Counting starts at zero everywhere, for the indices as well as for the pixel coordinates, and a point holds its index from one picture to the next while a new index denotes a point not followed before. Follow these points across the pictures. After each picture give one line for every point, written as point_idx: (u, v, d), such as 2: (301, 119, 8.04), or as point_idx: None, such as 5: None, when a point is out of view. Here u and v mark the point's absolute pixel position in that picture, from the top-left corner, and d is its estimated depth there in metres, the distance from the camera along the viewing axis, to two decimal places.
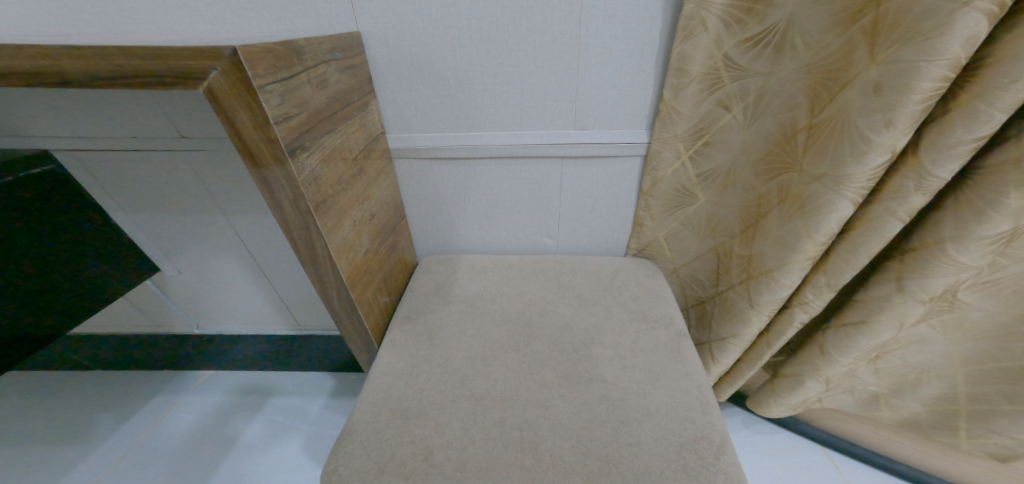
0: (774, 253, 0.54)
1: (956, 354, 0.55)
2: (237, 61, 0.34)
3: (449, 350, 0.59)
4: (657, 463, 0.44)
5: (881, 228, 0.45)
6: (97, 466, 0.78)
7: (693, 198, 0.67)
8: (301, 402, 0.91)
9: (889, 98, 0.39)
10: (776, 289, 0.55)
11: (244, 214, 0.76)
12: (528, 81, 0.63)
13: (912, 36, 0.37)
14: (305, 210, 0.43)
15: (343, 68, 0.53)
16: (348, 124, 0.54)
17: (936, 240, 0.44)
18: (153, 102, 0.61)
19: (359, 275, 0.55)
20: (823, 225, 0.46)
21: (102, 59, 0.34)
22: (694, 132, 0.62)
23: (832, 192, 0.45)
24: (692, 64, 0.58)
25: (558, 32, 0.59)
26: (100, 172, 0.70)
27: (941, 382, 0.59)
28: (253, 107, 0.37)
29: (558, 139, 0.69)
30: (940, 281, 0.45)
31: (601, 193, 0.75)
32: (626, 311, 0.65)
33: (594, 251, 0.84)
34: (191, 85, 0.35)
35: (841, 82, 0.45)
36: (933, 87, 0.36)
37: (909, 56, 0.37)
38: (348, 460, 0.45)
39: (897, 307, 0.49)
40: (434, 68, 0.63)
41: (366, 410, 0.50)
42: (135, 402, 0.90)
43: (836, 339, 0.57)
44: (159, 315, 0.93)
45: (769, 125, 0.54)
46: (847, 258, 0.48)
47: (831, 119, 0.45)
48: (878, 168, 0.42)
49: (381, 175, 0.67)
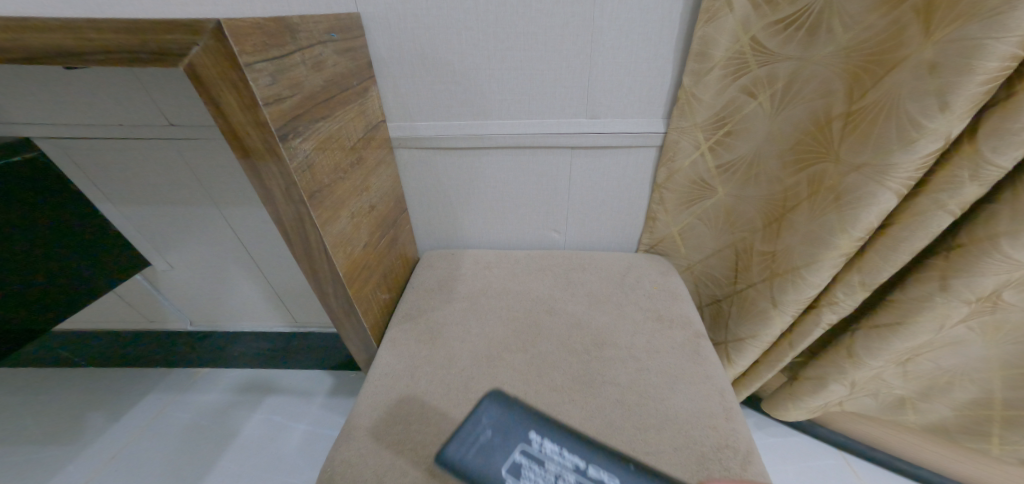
0: (803, 249, 0.50)
1: (995, 358, 0.51)
2: (221, 34, 0.30)
3: (453, 351, 0.56)
4: (677, 474, 0.41)
5: (927, 223, 0.41)
6: (88, 466, 0.75)
7: (711, 191, 0.64)
8: (301, 400, 0.89)
9: (946, 79, 0.35)
10: (804, 287, 0.51)
11: (240, 207, 0.73)
12: (538, 67, 0.60)
13: (975, 11, 0.32)
14: (299, 202, 0.40)
15: (342, 50, 0.50)
16: (346, 110, 0.51)
17: (988, 236, 0.40)
18: (141, 89, 0.58)
19: (357, 271, 0.52)
20: (862, 219, 0.43)
21: (69, 34, 0.31)
22: (715, 121, 0.58)
23: (874, 184, 0.41)
24: (715, 48, 0.53)
25: (570, 14, 0.55)
26: (86, 162, 0.67)
27: (974, 386, 0.55)
28: (239, 89, 0.33)
29: (568, 129, 0.65)
30: (989, 279, 0.42)
31: (612, 185, 0.71)
32: (640, 310, 0.62)
33: (603, 247, 0.81)
34: (169, 62, 0.32)
35: (887, 65, 0.40)
36: (999, 67, 0.32)
37: (972, 34, 0.33)
38: (345, 469, 0.42)
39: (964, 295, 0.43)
40: (438, 52, 0.59)
41: (366, 414, 0.48)
42: (128, 400, 0.87)
43: (866, 341, 0.53)
44: (151, 312, 0.91)
45: (799, 113, 0.50)
46: (887, 255, 0.45)
47: (874, 103, 0.41)
48: (928, 157, 0.38)
49: (382, 165, 0.63)
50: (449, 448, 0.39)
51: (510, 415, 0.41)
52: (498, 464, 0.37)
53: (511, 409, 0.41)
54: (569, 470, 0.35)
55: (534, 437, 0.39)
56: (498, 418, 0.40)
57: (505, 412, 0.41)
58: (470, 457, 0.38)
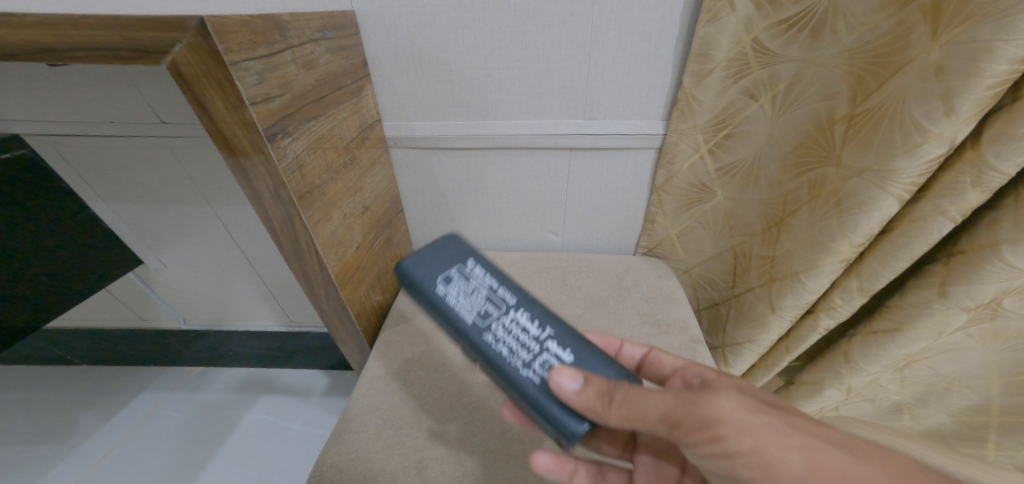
0: (802, 254, 0.49)
1: (994, 365, 0.49)
2: (204, 31, 0.30)
3: (446, 354, 0.55)
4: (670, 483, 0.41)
5: (927, 229, 0.40)
6: (78, 466, 0.75)
7: (710, 194, 0.63)
8: (295, 400, 0.89)
9: (952, 82, 0.34)
10: (802, 293, 0.50)
11: (233, 205, 0.73)
12: (535, 67, 0.59)
13: (985, 11, 0.31)
14: (287, 202, 0.39)
15: (335, 49, 0.49)
16: (339, 109, 0.50)
17: (990, 242, 0.39)
18: (131, 86, 0.57)
19: (350, 273, 0.51)
20: (863, 225, 0.42)
21: (46, 31, 0.30)
22: (715, 123, 0.57)
23: (875, 189, 0.40)
24: (716, 48, 0.53)
25: (569, 13, 0.54)
26: (78, 159, 0.66)
27: (971, 393, 0.54)
28: (223, 87, 0.32)
29: (566, 130, 0.64)
30: (989, 287, 0.41)
31: (610, 187, 0.71)
32: (636, 314, 0.61)
33: (599, 249, 0.81)
34: (152, 61, 0.31)
35: (891, 67, 0.39)
36: (1008, 71, 0.31)
37: (981, 36, 0.32)
38: (333, 474, 0.41)
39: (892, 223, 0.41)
40: (434, 51, 0.58)
41: (355, 418, 0.47)
42: (122, 397, 0.87)
43: (862, 346, 0.52)
44: (144, 309, 0.91)
45: (800, 115, 0.49)
46: (885, 261, 0.44)
47: (878, 106, 0.40)
48: (932, 163, 0.37)
49: (376, 165, 0.63)
50: (407, 261, 0.39)
51: (462, 248, 0.39)
52: (433, 273, 0.37)
53: (467, 245, 0.39)
54: (484, 286, 0.36)
55: (471, 259, 0.38)
56: (455, 248, 0.39)
57: (462, 245, 0.39)
58: (419, 267, 0.37)
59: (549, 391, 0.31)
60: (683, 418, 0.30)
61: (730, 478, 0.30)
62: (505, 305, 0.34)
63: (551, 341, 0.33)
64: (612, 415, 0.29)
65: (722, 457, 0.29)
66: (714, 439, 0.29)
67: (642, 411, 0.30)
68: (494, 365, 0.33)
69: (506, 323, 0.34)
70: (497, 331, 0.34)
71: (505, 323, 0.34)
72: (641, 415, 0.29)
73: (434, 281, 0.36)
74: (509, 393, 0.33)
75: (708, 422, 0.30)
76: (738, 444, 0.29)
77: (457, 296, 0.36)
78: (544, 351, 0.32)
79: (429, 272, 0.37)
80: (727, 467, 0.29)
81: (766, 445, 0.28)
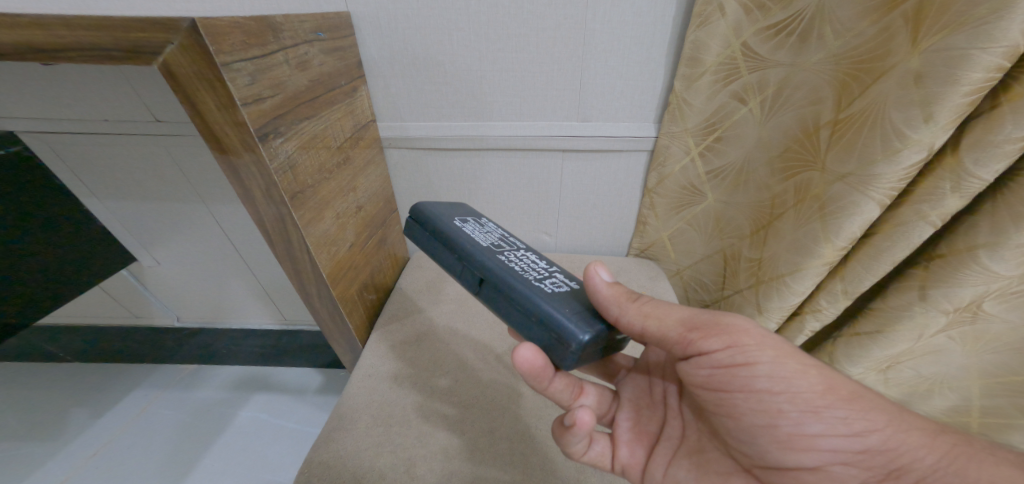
0: (788, 257, 0.50)
1: (974, 367, 0.50)
2: (194, 32, 0.30)
3: (438, 353, 0.56)
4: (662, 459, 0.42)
5: (908, 233, 0.41)
6: (67, 464, 0.75)
7: (701, 197, 0.63)
8: (286, 399, 0.89)
9: (930, 89, 0.34)
10: (788, 296, 0.51)
11: (227, 204, 0.73)
12: (528, 70, 0.59)
13: (963, 20, 0.32)
14: (278, 202, 0.40)
15: (330, 50, 0.50)
16: (333, 110, 0.50)
17: (968, 247, 0.40)
18: (126, 84, 0.57)
19: (343, 272, 0.51)
20: (845, 229, 0.43)
21: (39, 30, 0.30)
22: (706, 126, 0.58)
23: (857, 193, 0.41)
24: (706, 53, 0.53)
25: (562, 17, 0.55)
26: (70, 156, 0.66)
27: (952, 394, 0.55)
28: (215, 87, 0.32)
29: (558, 132, 0.65)
30: (967, 291, 0.42)
31: (603, 188, 0.72)
32: None
33: (592, 250, 0.82)
34: (143, 60, 0.31)
35: (874, 74, 0.39)
36: (984, 78, 0.32)
37: (958, 44, 0.32)
38: (322, 471, 0.41)
39: (876, 220, 0.42)
40: (429, 53, 0.59)
41: (345, 415, 0.47)
42: (113, 395, 0.87)
43: (848, 348, 0.54)
44: (139, 308, 0.93)
45: (788, 120, 0.49)
46: (867, 265, 0.45)
47: (862, 111, 0.40)
48: (912, 168, 0.37)
49: (370, 165, 0.63)
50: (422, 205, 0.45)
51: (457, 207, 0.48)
52: (449, 212, 0.45)
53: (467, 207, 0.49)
54: (497, 231, 0.45)
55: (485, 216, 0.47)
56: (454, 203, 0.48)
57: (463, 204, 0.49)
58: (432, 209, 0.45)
59: (561, 304, 0.35)
60: (703, 326, 0.36)
61: (746, 390, 0.35)
62: (518, 244, 0.43)
63: (558, 272, 0.40)
64: (637, 307, 0.35)
65: (741, 364, 0.34)
66: (731, 346, 0.35)
67: (661, 312, 0.36)
68: (506, 284, 0.37)
69: (517, 254, 0.41)
70: (511, 256, 0.40)
71: (517, 253, 0.41)
72: (661, 314, 0.36)
73: (451, 219, 0.44)
74: (519, 310, 0.36)
75: (728, 332, 0.35)
76: (761, 355, 0.34)
77: (473, 231, 0.43)
78: (554, 274, 0.39)
79: (444, 216, 0.44)
80: (747, 377, 0.35)
81: (783, 357, 0.35)
